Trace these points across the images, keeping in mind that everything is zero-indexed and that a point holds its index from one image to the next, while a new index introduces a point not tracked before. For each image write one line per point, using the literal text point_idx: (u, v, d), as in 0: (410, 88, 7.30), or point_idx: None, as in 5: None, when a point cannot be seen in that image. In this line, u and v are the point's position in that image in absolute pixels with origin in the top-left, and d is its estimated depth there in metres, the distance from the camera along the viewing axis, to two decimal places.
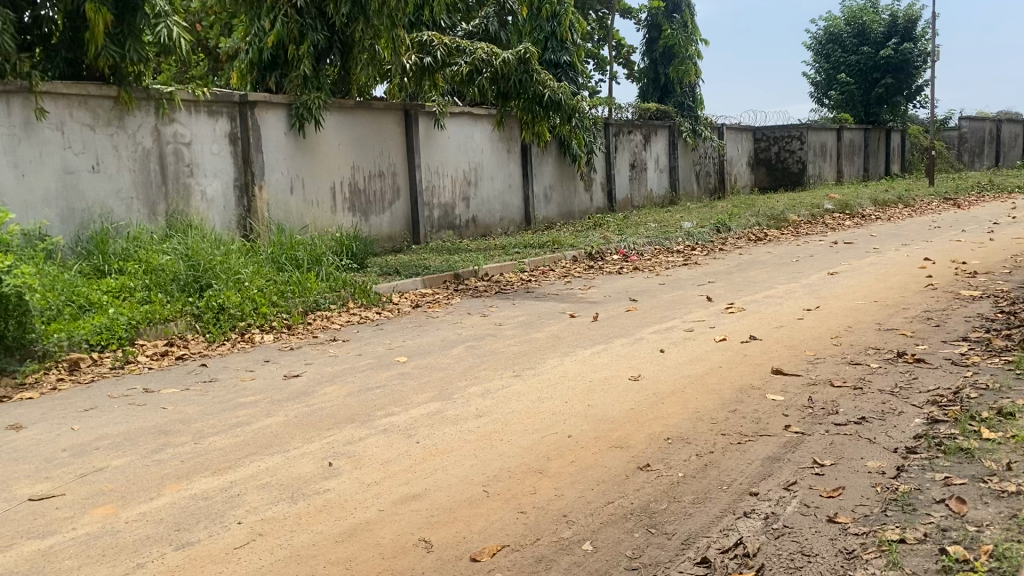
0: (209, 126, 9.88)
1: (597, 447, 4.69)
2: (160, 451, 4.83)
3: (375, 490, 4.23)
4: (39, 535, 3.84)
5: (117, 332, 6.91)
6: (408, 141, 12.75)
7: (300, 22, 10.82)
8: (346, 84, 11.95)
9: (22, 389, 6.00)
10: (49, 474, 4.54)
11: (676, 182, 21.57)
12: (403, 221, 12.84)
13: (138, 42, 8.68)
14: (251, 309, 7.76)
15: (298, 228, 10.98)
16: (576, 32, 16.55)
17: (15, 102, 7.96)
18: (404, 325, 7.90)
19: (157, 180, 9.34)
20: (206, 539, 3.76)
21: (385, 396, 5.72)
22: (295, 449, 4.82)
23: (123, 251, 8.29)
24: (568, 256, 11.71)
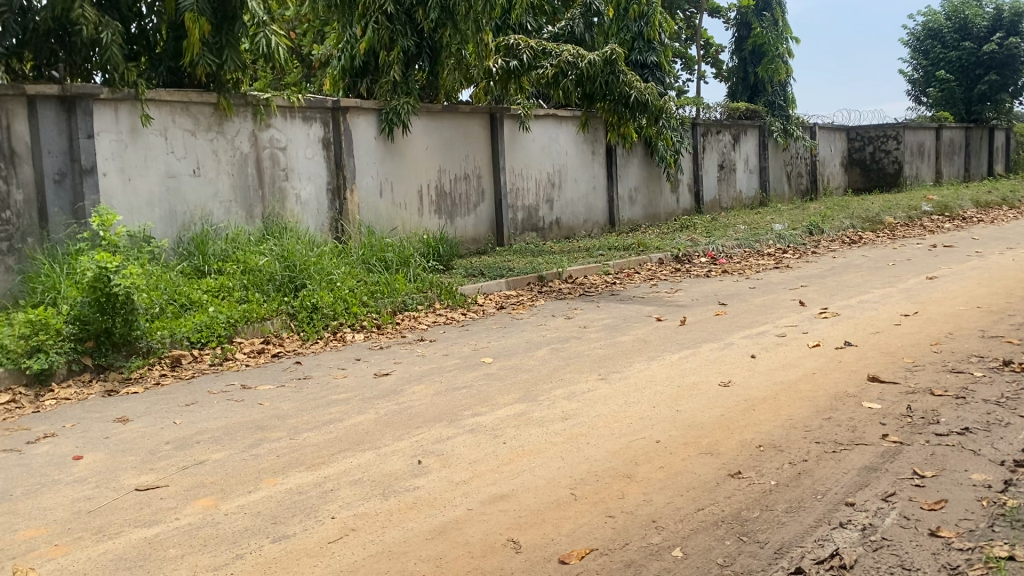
0: (303, 131, 10.15)
1: (686, 453, 4.63)
2: (257, 446, 4.99)
3: (463, 490, 4.27)
4: (144, 524, 4.01)
5: (216, 330, 7.14)
6: (494, 144, 12.85)
7: (390, 29, 11.09)
8: (433, 89, 12.10)
9: (128, 383, 6.32)
10: (154, 466, 4.74)
11: (766, 183, 21.14)
12: (488, 223, 12.95)
13: (235, 51, 9.00)
14: (343, 309, 7.95)
15: (387, 230, 11.20)
16: (663, 31, 16.37)
17: (122, 109, 8.36)
18: (490, 326, 7.96)
19: (254, 184, 9.65)
20: (302, 532, 3.86)
21: (472, 396, 5.77)
22: (385, 446, 4.91)
23: (221, 252, 8.59)
24: (654, 259, 11.60)
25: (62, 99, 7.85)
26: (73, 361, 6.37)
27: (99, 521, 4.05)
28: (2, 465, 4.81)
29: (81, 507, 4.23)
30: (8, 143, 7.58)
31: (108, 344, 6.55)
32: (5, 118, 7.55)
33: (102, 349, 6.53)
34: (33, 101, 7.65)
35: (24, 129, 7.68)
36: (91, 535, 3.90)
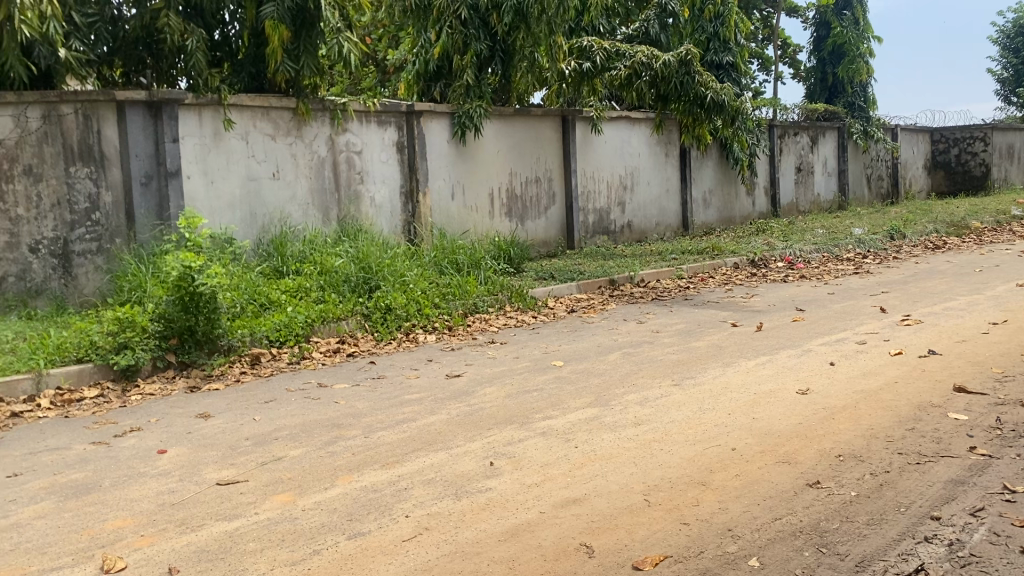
0: (378, 135, 10.30)
1: (763, 461, 4.53)
2: (333, 444, 5.07)
3: (535, 493, 4.26)
4: (225, 517, 4.11)
5: (294, 329, 7.30)
6: (565, 147, 12.83)
7: (463, 33, 11.15)
8: (506, 93, 12.16)
9: (209, 380, 6.51)
10: (234, 461, 4.86)
11: (845, 186, 20.63)
12: (558, 226, 12.94)
13: (312, 56, 9.17)
14: (415, 310, 8.03)
15: (458, 233, 11.30)
16: (739, 32, 16.14)
17: (207, 114, 8.60)
18: (560, 329, 7.94)
19: (331, 187, 9.84)
20: (376, 530, 3.90)
21: (543, 399, 5.76)
22: (458, 447, 4.93)
23: (299, 253, 8.79)
24: (728, 263, 11.42)
25: (150, 104, 8.11)
26: (157, 358, 6.58)
27: (183, 514, 4.17)
28: (91, 457, 4.99)
29: (166, 499, 4.37)
30: (99, 147, 7.95)
31: (191, 341, 6.75)
32: (96, 123, 7.93)
33: (185, 346, 6.74)
34: (122, 106, 7.93)
35: (113, 133, 7.98)
36: (176, 527, 4.02)
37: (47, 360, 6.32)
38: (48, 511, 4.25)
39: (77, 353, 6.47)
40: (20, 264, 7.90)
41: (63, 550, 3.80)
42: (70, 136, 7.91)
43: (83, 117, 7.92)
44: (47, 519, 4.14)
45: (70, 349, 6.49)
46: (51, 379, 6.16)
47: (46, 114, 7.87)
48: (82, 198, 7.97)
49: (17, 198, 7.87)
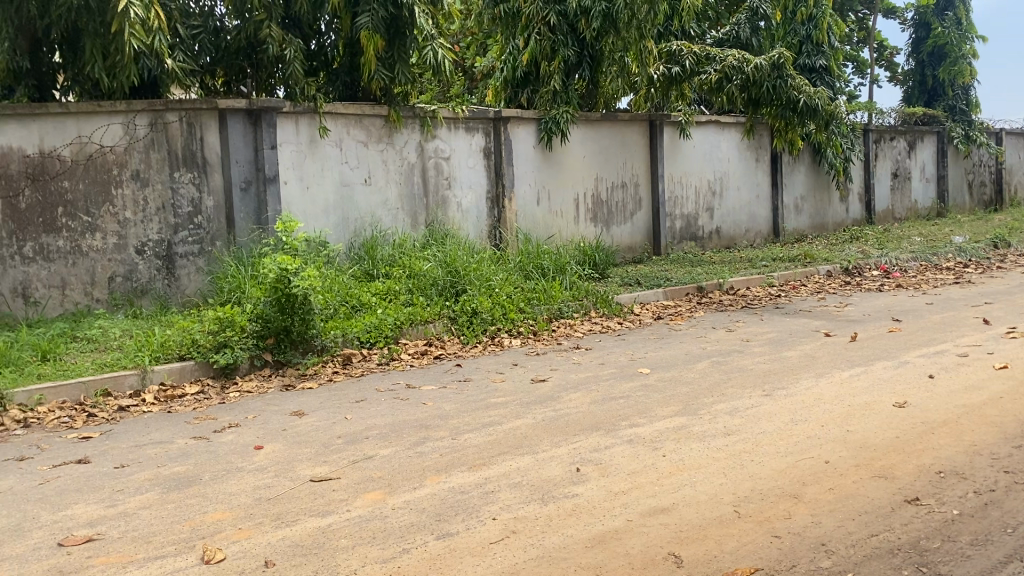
0: (466, 141, 10.42)
1: (858, 476, 4.40)
2: (421, 445, 5.15)
3: (622, 500, 4.24)
4: (318, 513, 4.22)
5: (384, 331, 7.46)
6: (653, 153, 12.73)
7: (552, 39, 11.23)
8: (592, 98, 12.17)
9: (304, 379, 6.71)
10: (327, 458, 4.99)
11: (944, 193, 19.88)
12: (645, 232, 12.85)
13: (405, 65, 9.41)
14: (501, 314, 8.10)
15: (544, 238, 11.35)
16: (834, 34, 15.77)
17: (303, 121, 8.87)
18: (646, 336, 7.89)
19: (420, 192, 10.00)
20: (464, 531, 3.95)
21: (630, 406, 5.73)
22: (544, 452, 4.95)
23: (389, 257, 8.95)
24: (821, 271, 11.13)
25: (250, 112, 8.42)
26: (255, 357, 6.83)
27: (278, 509, 4.30)
28: (192, 451, 5.20)
29: (262, 494, 4.51)
30: (202, 152, 8.29)
31: (286, 342, 6.95)
32: (200, 130, 8.27)
33: (281, 346, 6.95)
34: (224, 114, 8.25)
35: (215, 140, 8.32)
36: (271, 521, 4.15)
37: (152, 357, 6.64)
38: (152, 501, 4.44)
39: (180, 351, 6.77)
40: (127, 265, 8.24)
41: (166, 540, 3.97)
42: (175, 142, 8.24)
43: (187, 124, 8.25)
44: (151, 510, 4.32)
45: (173, 346, 6.78)
46: (155, 375, 6.46)
47: (153, 121, 8.20)
48: (185, 202, 8.30)
49: (125, 203, 8.20)
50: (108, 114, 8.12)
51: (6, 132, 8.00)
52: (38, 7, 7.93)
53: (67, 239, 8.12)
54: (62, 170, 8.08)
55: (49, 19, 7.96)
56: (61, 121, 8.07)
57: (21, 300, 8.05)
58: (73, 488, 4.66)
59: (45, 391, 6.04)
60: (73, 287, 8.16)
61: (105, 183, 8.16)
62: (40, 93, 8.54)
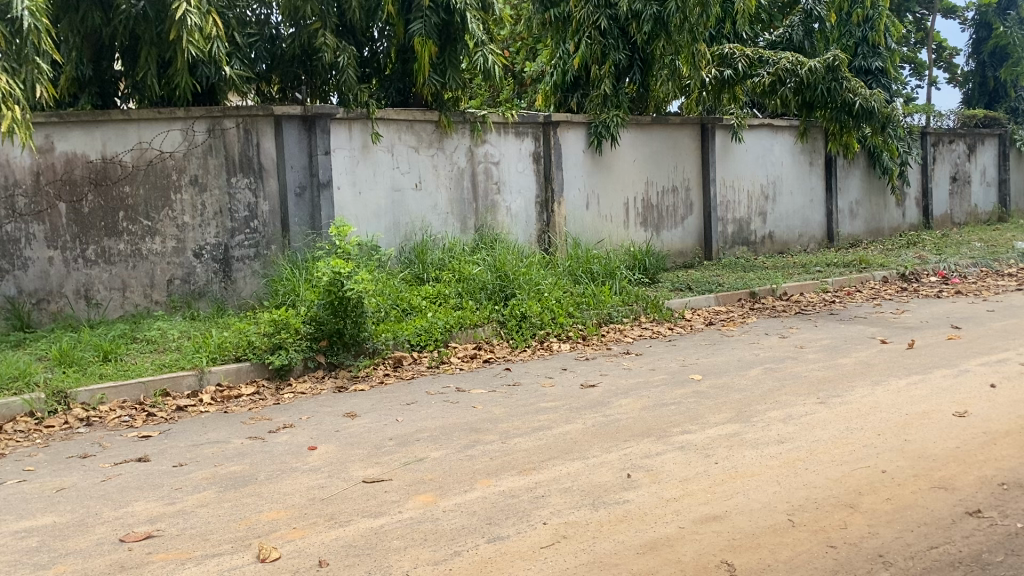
0: (516, 146, 10.45)
1: (917, 486, 4.31)
2: (472, 448, 5.18)
3: (674, 507, 4.21)
4: (371, 514, 4.27)
5: (434, 334, 7.53)
6: (704, 156, 12.64)
7: (603, 43, 11.20)
8: (643, 102, 12.10)
9: (356, 380, 6.81)
10: (379, 460, 5.04)
11: (1005, 197, 19.38)
12: (695, 237, 12.74)
13: (457, 71, 9.49)
14: (550, 318, 8.11)
15: (593, 242, 11.34)
16: (891, 36, 15.48)
17: (356, 127, 8.98)
18: (698, 342, 7.82)
19: (469, 197, 10.06)
20: (515, 535, 3.96)
21: (682, 413, 5.68)
22: (595, 457, 4.94)
23: (439, 261, 9.03)
24: (877, 277, 10.92)
25: (304, 118, 8.58)
26: (308, 359, 6.94)
27: (331, 509, 4.36)
28: (248, 450, 5.30)
29: (316, 494, 4.58)
30: (258, 158, 8.47)
31: (339, 344, 7.07)
32: (256, 137, 8.45)
33: (334, 349, 7.06)
34: (280, 120, 8.44)
35: (271, 146, 8.51)
36: (325, 521, 4.21)
37: (209, 358, 6.78)
38: (210, 500, 4.54)
39: (236, 352, 6.91)
40: (185, 268, 8.44)
41: (224, 538, 4.05)
42: (233, 148, 8.41)
43: (244, 131, 8.43)
44: (208, 508, 4.42)
45: (230, 348, 6.92)
46: (213, 376, 6.61)
47: (211, 128, 8.37)
48: (242, 207, 8.49)
49: (183, 207, 8.40)
50: (168, 120, 8.30)
51: (69, 138, 8.15)
52: (102, 16, 8.17)
53: (128, 242, 8.32)
54: (124, 175, 8.27)
55: (112, 29, 8.20)
56: (123, 127, 8.25)
57: (83, 301, 8.27)
58: (134, 485, 4.78)
59: (107, 390, 6.22)
60: (133, 289, 8.36)
61: (165, 188, 8.35)
62: (103, 100, 8.79)
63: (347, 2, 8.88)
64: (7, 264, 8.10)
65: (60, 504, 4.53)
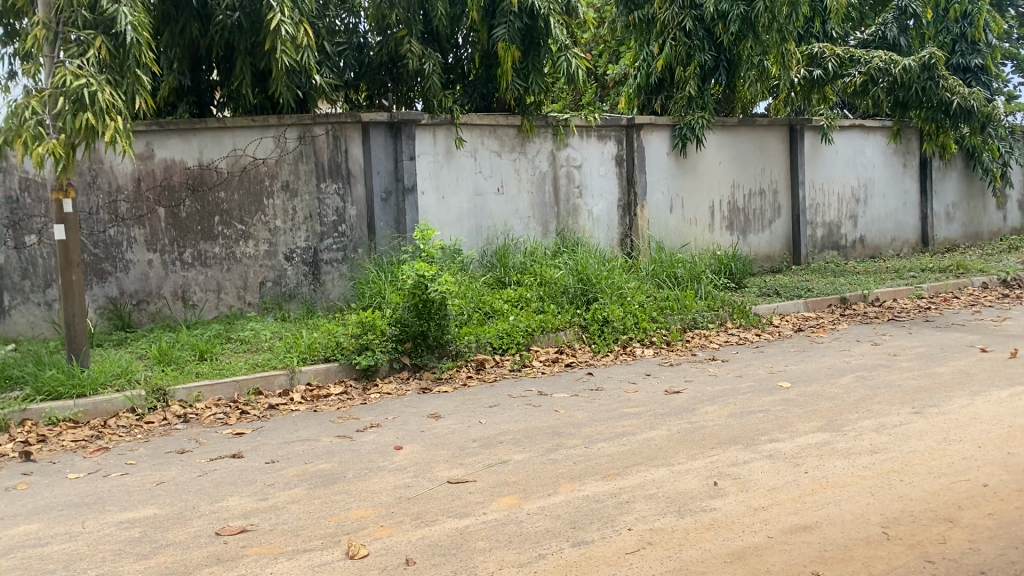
0: (598, 149, 10.42)
1: (1021, 502, 4.12)
2: (555, 452, 5.18)
3: (763, 516, 4.13)
4: (456, 515, 4.32)
5: (515, 337, 7.57)
6: (793, 158, 12.35)
7: (687, 44, 11.01)
8: (730, 103, 11.92)
9: (439, 382, 6.91)
10: (463, 461, 5.10)
11: None
12: (783, 241, 12.47)
13: (540, 75, 9.55)
14: (633, 323, 8.07)
15: (677, 245, 11.21)
16: (991, 31, 14.80)
17: (440, 132, 9.11)
18: (786, 349, 7.65)
19: (551, 201, 10.08)
20: (600, 540, 3.94)
21: (770, 421, 5.57)
22: (680, 464, 4.88)
23: (521, 265, 9.08)
24: (976, 283, 10.51)
25: (391, 124, 8.72)
26: (394, 360, 7.08)
27: (417, 508, 4.43)
28: (336, 449, 5.43)
29: (402, 493, 4.65)
30: (346, 164, 8.66)
31: (423, 345, 7.17)
32: (345, 143, 8.63)
33: (418, 350, 7.17)
34: (367, 127, 8.62)
35: (359, 152, 8.67)
36: (411, 520, 4.27)
37: (300, 358, 6.98)
38: (300, 496, 4.66)
39: (326, 352, 7.08)
40: (277, 271, 8.70)
41: (314, 534, 4.15)
42: (322, 155, 8.63)
43: (333, 137, 8.63)
44: (299, 505, 4.54)
45: (319, 348, 7.09)
46: (303, 375, 6.80)
47: (301, 135, 8.62)
48: (331, 212, 8.70)
49: (275, 212, 8.66)
50: (261, 128, 8.57)
51: (168, 146, 8.51)
52: (199, 28, 8.42)
53: (223, 246, 8.63)
54: (219, 180, 8.58)
55: (209, 39, 8.45)
56: (218, 135, 8.56)
57: (181, 303, 8.62)
58: (228, 481, 4.94)
59: (203, 388, 6.45)
60: (227, 291, 8.67)
61: (258, 194, 8.64)
62: (200, 108, 9.14)
63: (433, 10, 9.01)
64: (110, 267, 8.51)
65: (160, 497, 4.72)
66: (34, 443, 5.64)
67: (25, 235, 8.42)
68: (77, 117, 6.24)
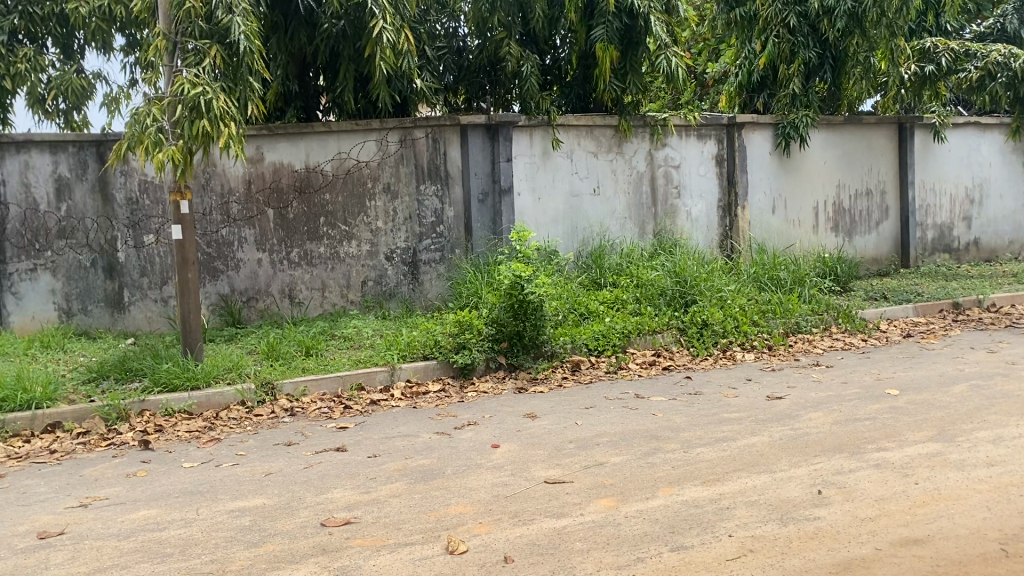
0: (698, 149, 10.27)
1: None
2: (653, 456, 5.15)
3: (870, 527, 4.00)
4: (554, 515, 4.34)
5: (612, 340, 7.54)
6: (902, 157, 11.91)
7: (792, 41, 10.68)
8: (836, 100, 11.56)
9: (535, 383, 6.95)
10: (560, 461, 5.12)
11: None
12: (891, 242, 12.03)
13: (638, 74, 9.48)
14: (733, 326, 7.95)
15: (780, 247, 10.97)
16: None
17: (537, 134, 9.15)
18: (895, 355, 7.39)
19: (648, 202, 10.00)
20: (700, 545, 3.90)
21: (877, 429, 5.38)
22: (782, 471, 4.78)
23: (616, 266, 9.05)
24: None
25: (489, 127, 8.83)
26: (490, 359, 7.17)
27: (515, 507, 4.47)
28: (435, 445, 5.53)
29: (500, 491, 4.70)
30: (445, 166, 8.83)
31: (519, 345, 7.23)
32: (444, 145, 8.80)
33: (514, 350, 7.24)
34: (465, 129, 8.75)
35: (457, 154, 8.83)
36: (509, 518, 4.32)
37: (400, 355, 7.15)
38: (401, 491, 4.77)
39: (424, 350, 7.22)
40: (378, 270, 8.95)
41: (414, 528, 4.25)
42: (422, 157, 8.82)
43: (432, 140, 8.81)
44: (400, 499, 4.65)
45: (418, 346, 7.24)
46: (403, 372, 6.97)
47: (402, 138, 8.82)
48: (429, 213, 8.89)
49: (377, 213, 8.90)
50: (364, 132, 8.81)
51: (277, 149, 8.81)
52: (307, 34, 8.71)
53: (328, 246, 8.91)
54: (324, 183, 8.85)
55: (316, 46, 8.74)
56: (324, 139, 8.83)
57: (288, 300, 8.93)
58: (333, 473, 5.10)
59: (308, 383, 6.67)
60: (331, 290, 8.95)
61: (361, 196, 8.88)
62: (307, 113, 9.45)
63: (532, 11, 9.06)
64: (222, 265, 8.82)
65: (269, 487, 4.92)
66: (153, 433, 5.94)
67: (144, 235, 8.90)
68: (193, 124, 6.57)
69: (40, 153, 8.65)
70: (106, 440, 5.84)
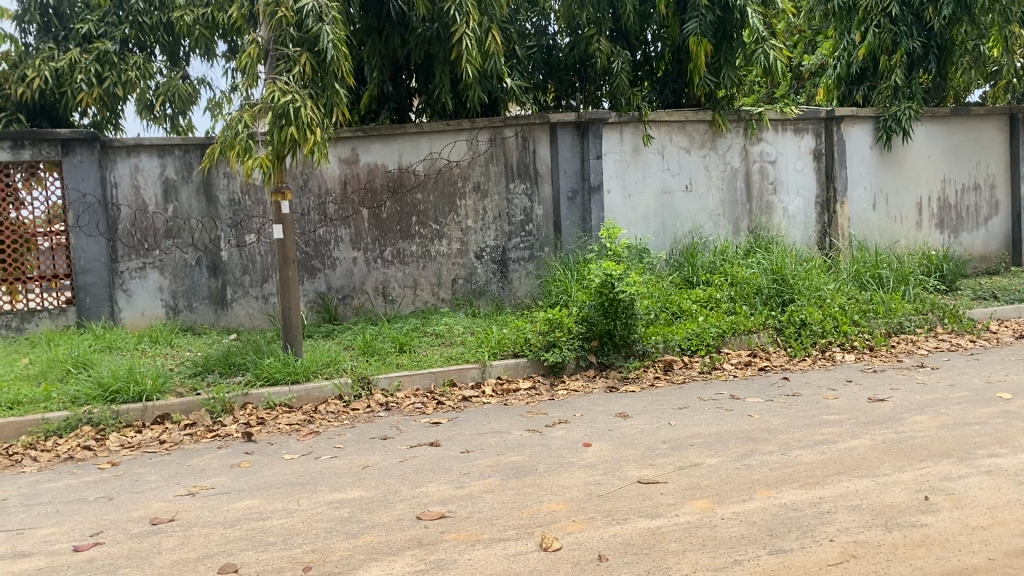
0: (794, 144, 10.03)
1: None
2: (749, 457, 5.06)
3: (982, 536, 3.84)
4: (648, 515, 4.31)
5: (705, 340, 7.45)
6: (1013, 149, 11.35)
7: (894, 31, 10.29)
8: (941, 90, 11.10)
9: (627, 382, 6.92)
10: (653, 462, 5.08)
11: None
12: (1001, 239, 11.49)
13: (732, 68, 9.40)
14: (832, 326, 7.74)
15: (881, 245, 10.61)
16: None
17: (627, 131, 9.09)
18: (1007, 357, 7.05)
19: (743, 198, 9.82)
20: (799, 549, 3.81)
21: (988, 434, 5.15)
22: (885, 475, 4.62)
23: (709, 264, 8.92)
24: None
25: (578, 124, 8.82)
26: (581, 358, 7.15)
27: (608, 506, 4.46)
28: (528, 442, 5.57)
29: (593, 490, 4.70)
30: (534, 164, 8.87)
31: (610, 344, 7.19)
32: (533, 144, 8.84)
33: (604, 349, 7.20)
34: (555, 127, 8.75)
35: (546, 152, 8.86)
36: (603, 517, 4.32)
37: (490, 352, 7.22)
38: (494, 486, 4.82)
39: (515, 348, 7.28)
40: (468, 269, 9.06)
41: (508, 524, 4.29)
42: (511, 155, 8.88)
43: (522, 139, 8.85)
44: (494, 495, 4.70)
45: (508, 344, 7.30)
46: (494, 370, 7.05)
47: (492, 137, 8.89)
48: (519, 211, 8.95)
49: (467, 212, 9.01)
50: (455, 132, 8.92)
51: (371, 150, 9.00)
52: (400, 38, 8.89)
53: (419, 245, 9.07)
54: (417, 183, 9.01)
55: (409, 48, 8.91)
56: (416, 140, 8.98)
57: (381, 299, 9.13)
58: (427, 468, 5.20)
59: (403, 378, 6.82)
60: (423, 287, 9.12)
61: (451, 195, 9.00)
62: (400, 114, 9.62)
63: (622, 7, 9.01)
64: (319, 264, 9.08)
65: (366, 480, 5.04)
66: (255, 425, 6.17)
67: (245, 234, 9.27)
68: (283, 130, 6.79)
69: (149, 156, 9.06)
70: (211, 431, 6.10)
